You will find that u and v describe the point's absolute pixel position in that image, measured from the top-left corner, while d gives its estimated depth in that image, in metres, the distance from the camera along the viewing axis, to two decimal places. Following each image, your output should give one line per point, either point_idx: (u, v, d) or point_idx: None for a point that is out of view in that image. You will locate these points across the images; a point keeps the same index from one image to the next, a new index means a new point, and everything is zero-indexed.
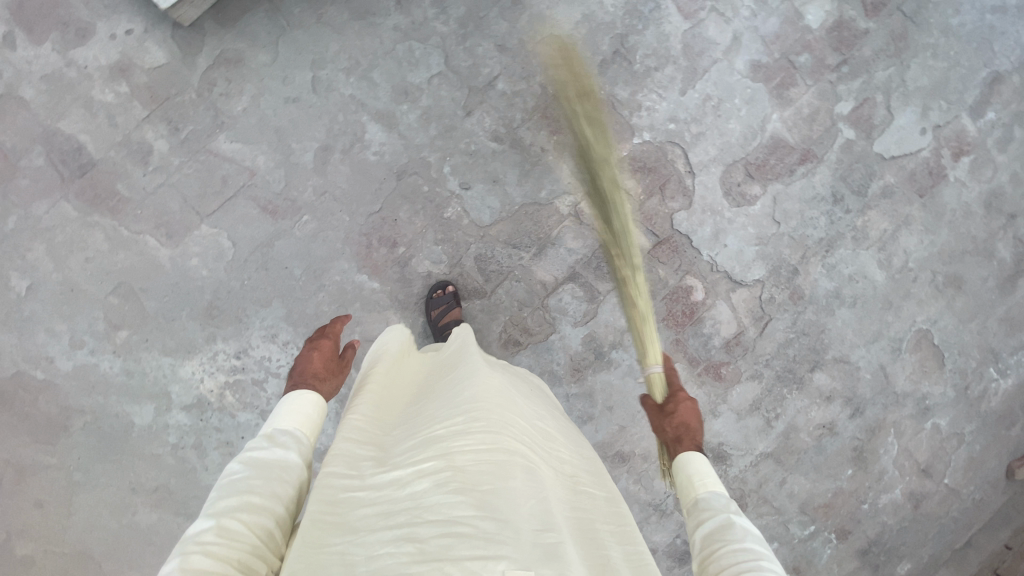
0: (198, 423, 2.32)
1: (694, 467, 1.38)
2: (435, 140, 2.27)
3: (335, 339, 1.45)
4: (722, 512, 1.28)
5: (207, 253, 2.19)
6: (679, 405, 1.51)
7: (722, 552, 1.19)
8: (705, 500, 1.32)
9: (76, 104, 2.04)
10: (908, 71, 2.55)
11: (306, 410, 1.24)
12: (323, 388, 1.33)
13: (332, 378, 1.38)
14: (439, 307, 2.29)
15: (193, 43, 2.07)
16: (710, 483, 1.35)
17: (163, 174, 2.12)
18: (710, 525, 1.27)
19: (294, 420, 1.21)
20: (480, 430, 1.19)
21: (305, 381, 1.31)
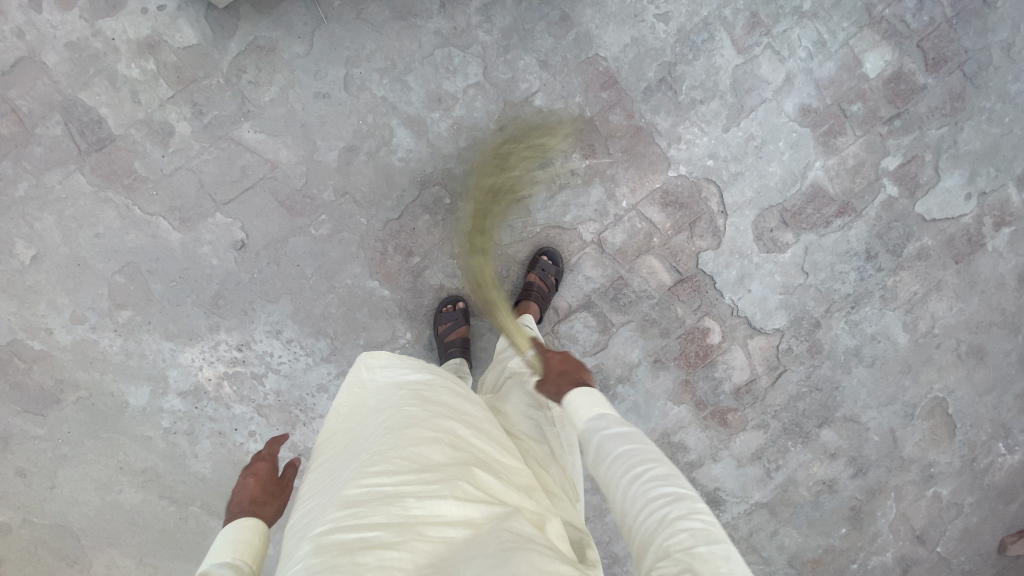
0: (192, 410, 2.28)
1: (578, 399, 1.35)
2: (464, 152, 2.19)
3: (272, 458, 1.40)
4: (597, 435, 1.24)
5: (219, 242, 2.14)
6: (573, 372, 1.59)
7: (614, 468, 1.15)
8: (589, 429, 1.27)
9: (100, 76, 1.97)
10: (961, 132, 2.46)
11: (242, 536, 1.18)
12: (264, 513, 1.28)
13: (275, 499, 1.32)
14: (448, 322, 2.23)
15: (226, 27, 1.99)
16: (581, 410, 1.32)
17: (182, 158, 2.06)
18: (596, 445, 1.22)
19: (231, 549, 1.16)
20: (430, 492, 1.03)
21: (245, 509, 1.26)
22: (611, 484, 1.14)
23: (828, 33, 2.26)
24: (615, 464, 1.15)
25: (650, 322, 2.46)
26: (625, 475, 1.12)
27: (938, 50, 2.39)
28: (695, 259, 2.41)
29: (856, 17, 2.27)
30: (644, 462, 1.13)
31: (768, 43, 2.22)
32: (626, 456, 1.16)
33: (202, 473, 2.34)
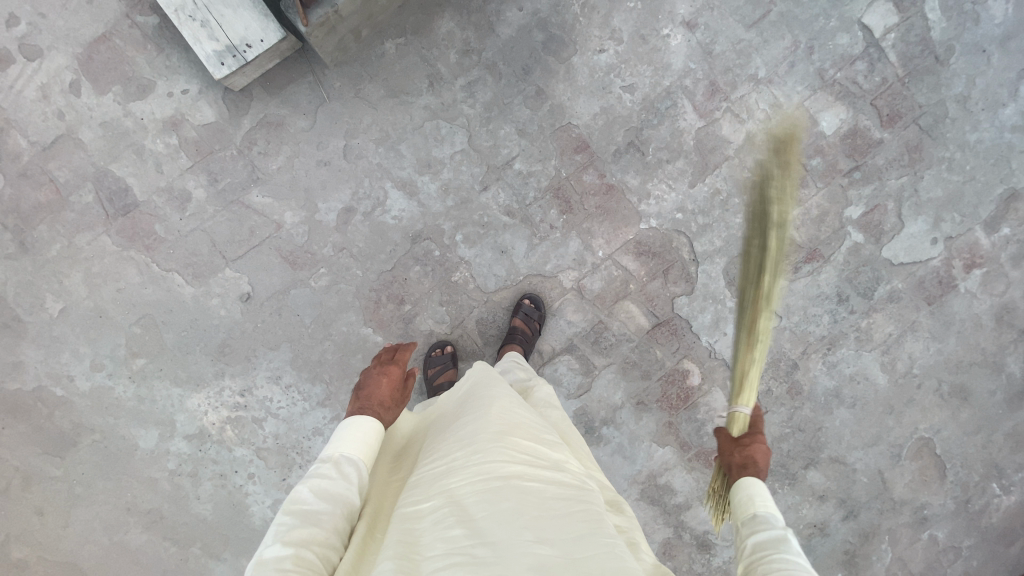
0: (197, 452, 2.43)
1: (765, 495, 1.32)
2: (451, 210, 2.40)
3: (402, 364, 1.40)
4: (780, 528, 1.24)
5: (228, 295, 2.34)
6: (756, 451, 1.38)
7: (779, 567, 1.14)
8: (770, 527, 1.25)
9: (129, 150, 2.24)
10: (921, 181, 2.57)
11: (369, 438, 1.25)
12: (385, 417, 1.31)
13: (396, 407, 1.34)
14: (438, 365, 2.36)
15: (239, 106, 2.25)
16: (770, 507, 1.30)
17: (198, 220, 2.29)
18: (767, 540, 1.22)
19: (358, 448, 1.22)
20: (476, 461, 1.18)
21: (370, 408, 1.29)
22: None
23: (784, 96, 2.46)
24: (790, 574, 1.13)
25: (630, 364, 2.58)
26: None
27: (892, 107, 2.52)
28: (670, 304, 2.55)
29: (810, 80, 2.46)
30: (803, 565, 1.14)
31: (726, 108, 2.44)
32: (801, 569, 1.14)
33: (203, 513, 2.45)
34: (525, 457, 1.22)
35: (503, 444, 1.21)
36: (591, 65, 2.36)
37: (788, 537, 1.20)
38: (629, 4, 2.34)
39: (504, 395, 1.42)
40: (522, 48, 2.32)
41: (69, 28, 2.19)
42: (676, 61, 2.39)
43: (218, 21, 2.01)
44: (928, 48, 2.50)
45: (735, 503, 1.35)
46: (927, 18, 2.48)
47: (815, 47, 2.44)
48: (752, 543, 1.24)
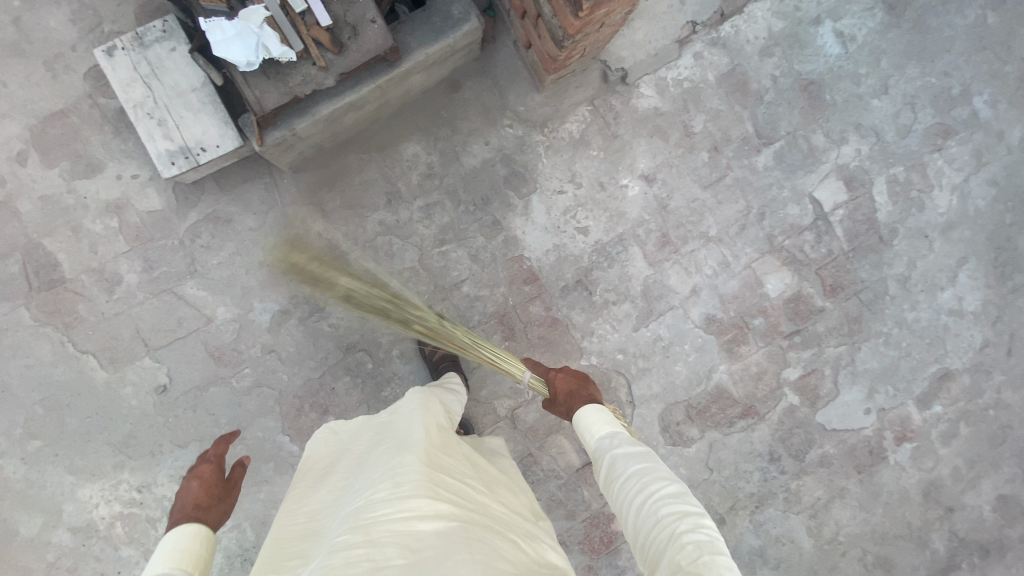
0: (78, 547, 2.23)
1: (597, 416, 1.58)
2: (391, 324, 2.35)
3: (217, 463, 1.42)
4: (607, 453, 1.49)
5: (142, 385, 2.24)
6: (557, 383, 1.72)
7: (619, 490, 1.40)
8: (603, 448, 1.52)
9: (66, 226, 2.18)
10: (858, 351, 2.63)
11: (184, 545, 1.21)
12: (208, 518, 1.31)
13: (217, 505, 1.35)
14: (432, 342, 2.28)
15: (188, 198, 2.22)
16: (594, 430, 1.55)
17: (125, 304, 2.21)
18: (605, 469, 1.47)
19: (170, 560, 1.18)
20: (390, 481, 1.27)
21: (188, 514, 1.29)
22: (624, 502, 1.37)
23: (732, 256, 2.52)
24: (626, 484, 1.39)
25: (555, 501, 2.50)
26: (625, 494, 1.38)
27: (836, 278, 2.60)
28: None
29: (759, 244, 2.53)
30: (649, 483, 1.35)
31: (674, 261, 2.49)
32: (633, 475, 1.38)
33: None
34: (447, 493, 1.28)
35: (425, 476, 1.28)
36: (548, 204, 2.40)
37: (614, 463, 1.44)
38: (592, 152, 2.40)
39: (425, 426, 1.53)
40: (483, 178, 2.36)
41: (27, 98, 2.16)
42: (631, 211, 2.45)
43: (176, 122, 2.01)
44: (874, 228, 2.60)
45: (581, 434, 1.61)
46: (875, 199, 2.59)
47: (766, 213, 2.53)
48: (604, 457, 1.50)
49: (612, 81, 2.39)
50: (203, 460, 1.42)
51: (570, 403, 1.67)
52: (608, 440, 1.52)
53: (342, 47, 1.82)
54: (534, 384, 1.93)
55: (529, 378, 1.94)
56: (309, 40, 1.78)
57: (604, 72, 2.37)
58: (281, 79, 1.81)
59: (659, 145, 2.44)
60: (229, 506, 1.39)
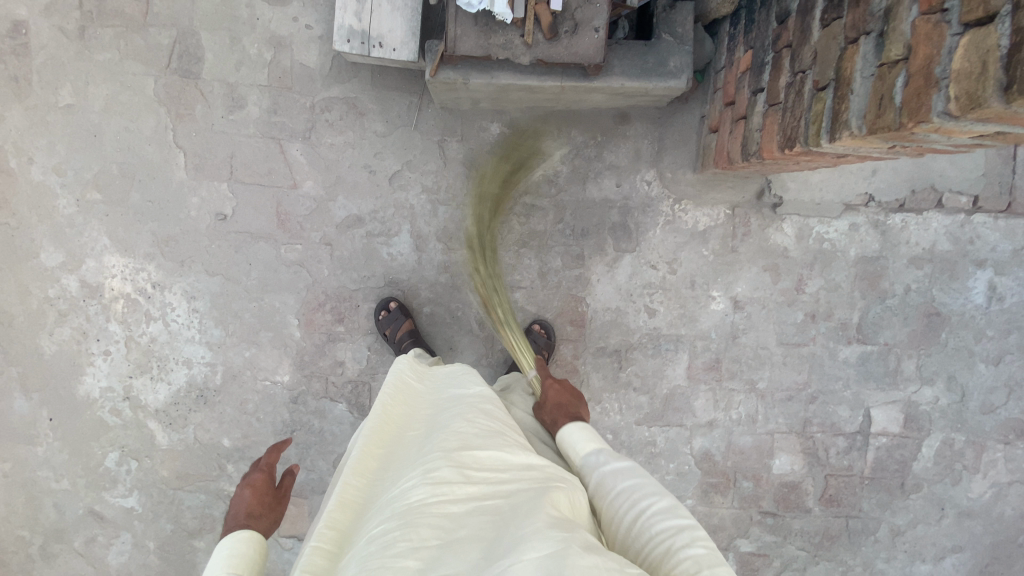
0: (78, 300, 2.38)
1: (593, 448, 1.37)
2: (437, 284, 2.38)
3: (267, 471, 1.62)
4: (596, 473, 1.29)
5: (207, 203, 2.32)
6: (549, 390, 1.61)
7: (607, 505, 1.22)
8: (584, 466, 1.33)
9: (226, 33, 2.23)
10: (813, 564, 2.59)
11: (237, 548, 1.37)
12: (260, 521, 1.49)
13: (268, 512, 1.53)
14: (391, 326, 2.29)
15: (340, 73, 2.24)
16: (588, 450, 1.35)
17: (235, 129, 2.28)
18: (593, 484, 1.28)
19: (225, 562, 1.34)
20: (430, 480, 1.12)
21: (241, 517, 1.47)
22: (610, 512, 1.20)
23: (762, 415, 2.47)
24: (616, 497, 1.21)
25: None
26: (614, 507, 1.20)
27: (838, 491, 2.54)
28: None
29: (791, 420, 2.48)
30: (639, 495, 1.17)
31: (708, 388, 2.45)
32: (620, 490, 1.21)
33: (44, 350, 2.41)
34: (480, 482, 1.14)
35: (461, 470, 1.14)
36: (636, 270, 2.37)
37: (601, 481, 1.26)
38: (703, 250, 2.35)
39: (471, 411, 1.37)
40: (594, 213, 2.34)
41: None
42: (702, 321, 2.40)
43: (373, 8, 2.01)
44: (902, 472, 2.52)
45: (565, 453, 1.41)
46: (920, 449, 2.50)
47: (816, 399, 2.47)
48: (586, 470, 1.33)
49: (763, 201, 2.30)
50: (257, 469, 1.64)
51: (555, 412, 1.52)
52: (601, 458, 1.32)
53: (555, 36, 1.80)
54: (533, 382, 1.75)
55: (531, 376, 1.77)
56: (532, 14, 1.76)
57: (762, 190, 2.28)
58: (486, 31, 1.80)
59: (764, 282, 2.38)
60: (278, 510, 1.58)
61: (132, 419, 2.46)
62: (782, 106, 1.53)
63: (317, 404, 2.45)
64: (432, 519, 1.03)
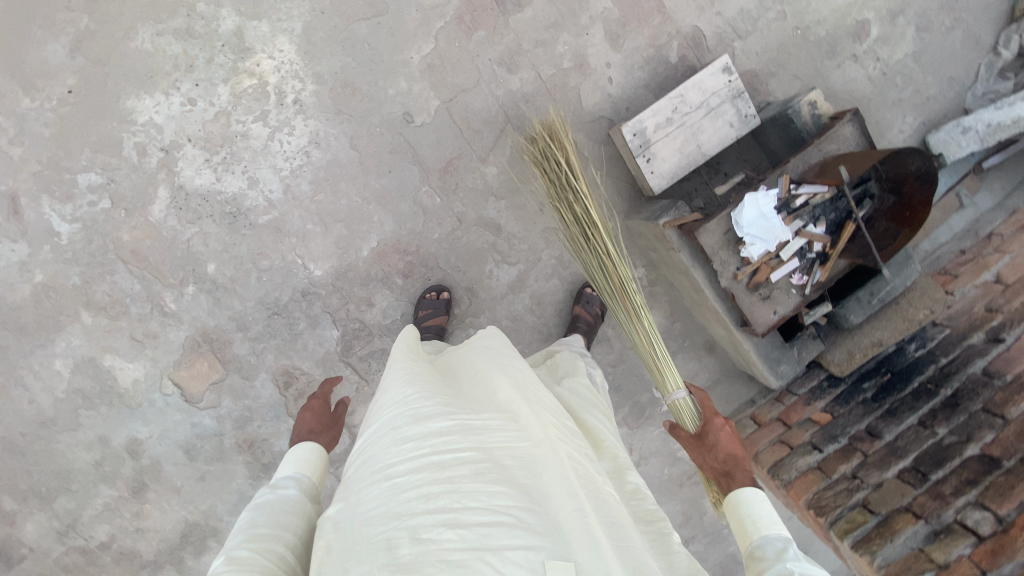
0: (218, 42, 2.12)
1: (760, 504, 1.41)
2: (498, 325, 2.46)
3: (323, 400, 1.62)
4: (775, 560, 1.28)
5: (409, 97, 2.22)
6: (719, 433, 1.60)
7: None
8: (760, 546, 1.34)
9: (555, 14, 2.25)
10: None
11: (304, 456, 1.38)
12: (324, 438, 1.50)
13: (326, 431, 1.52)
14: (428, 309, 2.31)
15: (597, 130, 2.35)
16: (760, 522, 1.38)
17: (489, 77, 2.26)
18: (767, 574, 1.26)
19: (292, 465, 1.36)
20: (512, 429, 1.22)
21: (303, 433, 1.48)
22: None
23: None
24: None
25: None
26: None
27: None
28: None
29: None
30: None
31: None
32: None
33: (140, 41, 2.09)
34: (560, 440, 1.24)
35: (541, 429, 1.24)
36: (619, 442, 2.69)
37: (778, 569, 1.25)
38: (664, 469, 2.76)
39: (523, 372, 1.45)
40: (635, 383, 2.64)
41: None
42: None
43: (669, 134, 2.19)
44: None
45: (740, 531, 1.42)
46: None
47: None
48: (765, 565, 1.30)
49: None
50: (314, 398, 1.63)
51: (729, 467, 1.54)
52: (779, 544, 1.33)
53: (753, 290, 2.10)
54: (680, 408, 1.79)
55: (675, 400, 1.80)
56: (757, 266, 2.04)
57: None
58: (724, 243, 2.05)
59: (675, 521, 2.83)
60: (336, 433, 1.57)
61: (150, 170, 2.16)
62: (830, 481, 2.01)
63: (319, 313, 2.32)
64: (519, 463, 1.16)
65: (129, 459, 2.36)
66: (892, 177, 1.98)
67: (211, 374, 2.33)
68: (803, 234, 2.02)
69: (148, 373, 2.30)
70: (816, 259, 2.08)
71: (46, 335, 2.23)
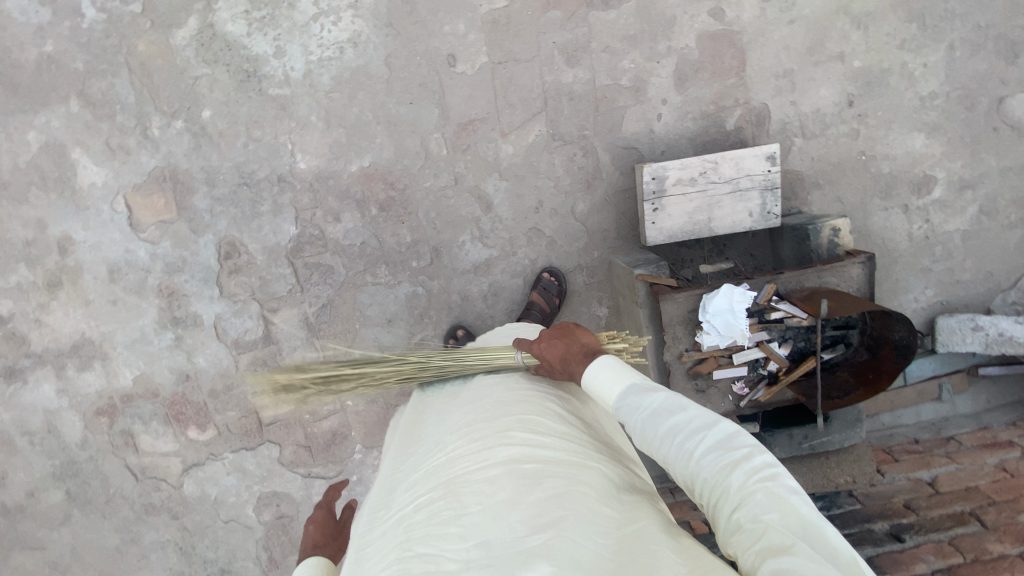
0: None
1: (602, 377, 1.28)
2: (447, 296, 2.42)
3: (327, 508, 1.40)
4: (637, 414, 1.18)
5: (460, 42, 2.17)
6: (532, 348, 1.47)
7: (671, 450, 1.10)
8: (619, 410, 1.22)
9: (636, 29, 2.16)
10: None
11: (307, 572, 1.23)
12: (325, 551, 1.32)
13: (334, 545, 1.33)
14: None
15: (624, 158, 2.27)
16: (608, 395, 1.26)
17: (544, 59, 2.19)
18: (638, 422, 1.17)
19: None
20: (468, 447, 1.19)
21: (307, 552, 1.28)
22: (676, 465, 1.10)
23: None
24: (677, 441, 1.10)
25: (232, 386, 2.56)
26: (687, 450, 1.08)
27: None
28: (278, 441, 2.64)
29: None
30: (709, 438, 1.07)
31: None
32: (680, 428, 1.11)
33: None
34: (521, 442, 1.17)
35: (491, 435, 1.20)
36: None
37: (648, 425, 1.15)
38: None
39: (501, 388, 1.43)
40: None
41: (764, 39, 2.18)
42: None
43: (687, 195, 2.10)
44: None
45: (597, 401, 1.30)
46: None
47: None
48: (630, 430, 1.20)
49: None
50: (316, 504, 1.41)
51: (571, 367, 1.39)
52: (637, 395, 1.20)
53: (690, 377, 2.01)
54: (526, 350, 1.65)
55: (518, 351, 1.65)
56: (704, 357, 1.95)
57: None
58: (684, 320, 1.96)
59: None
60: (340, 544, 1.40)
61: None
62: None
63: (287, 204, 2.32)
64: (473, 477, 1.10)
65: (57, 254, 2.37)
66: (874, 335, 1.91)
67: (164, 212, 2.33)
68: (764, 347, 1.91)
69: (107, 183, 2.30)
70: (765, 377, 1.98)
71: (29, 103, 2.22)
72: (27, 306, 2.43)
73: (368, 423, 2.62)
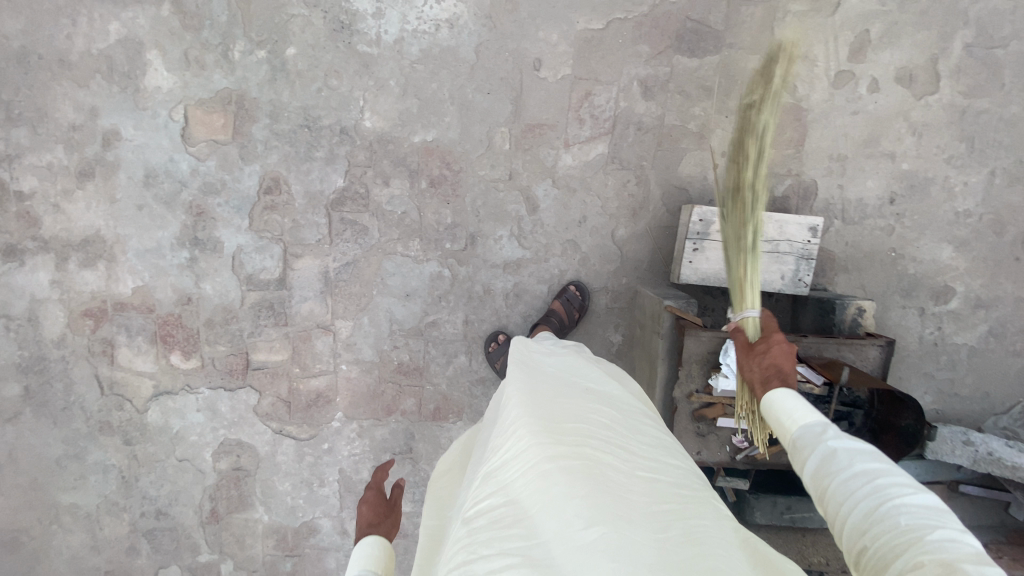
0: None
1: (791, 404, 1.31)
2: (470, 285, 2.42)
3: (378, 488, 1.52)
4: (818, 445, 1.18)
5: (549, 50, 2.26)
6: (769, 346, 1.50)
7: (835, 489, 1.09)
8: (802, 436, 1.24)
9: (714, 82, 2.28)
10: None
11: (367, 551, 1.32)
12: (381, 531, 1.40)
13: (386, 522, 1.44)
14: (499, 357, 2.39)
15: (673, 197, 2.35)
16: (789, 417, 1.29)
17: (622, 86, 2.29)
18: (815, 464, 1.16)
19: (361, 563, 1.28)
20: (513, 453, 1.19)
21: (365, 530, 1.39)
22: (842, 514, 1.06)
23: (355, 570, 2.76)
24: (853, 483, 1.07)
25: (231, 321, 2.49)
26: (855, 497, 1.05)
27: None
28: (259, 388, 2.55)
29: None
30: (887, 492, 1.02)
31: None
32: (858, 474, 1.07)
33: None
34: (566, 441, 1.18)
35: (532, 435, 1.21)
36: None
37: (828, 455, 1.14)
38: None
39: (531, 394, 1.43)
40: None
41: (827, 122, 2.30)
42: None
43: None
44: None
45: (776, 425, 1.33)
46: None
47: None
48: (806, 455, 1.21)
49: None
50: (369, 482, 1.54)
51: (765, 381, 1.45)
52: (822, 431, 1.21)
53: (694, 419, 2.00)
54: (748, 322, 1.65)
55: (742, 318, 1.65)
56: (713, 401, 1.94)
57: None
58: (702, 361, 1.99)
59: None
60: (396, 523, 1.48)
61: None
62: None
63: (341, 157, 2.34)
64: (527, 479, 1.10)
65: (99, 146, 2.35)
66: (879, 419, 1.94)
67: (219, 133, 2.33)
68: None
69: (172, 91, 2.30)
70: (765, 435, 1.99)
71: None
72: (51, 188, 2.38)
73: (355, 393, 2.55)
